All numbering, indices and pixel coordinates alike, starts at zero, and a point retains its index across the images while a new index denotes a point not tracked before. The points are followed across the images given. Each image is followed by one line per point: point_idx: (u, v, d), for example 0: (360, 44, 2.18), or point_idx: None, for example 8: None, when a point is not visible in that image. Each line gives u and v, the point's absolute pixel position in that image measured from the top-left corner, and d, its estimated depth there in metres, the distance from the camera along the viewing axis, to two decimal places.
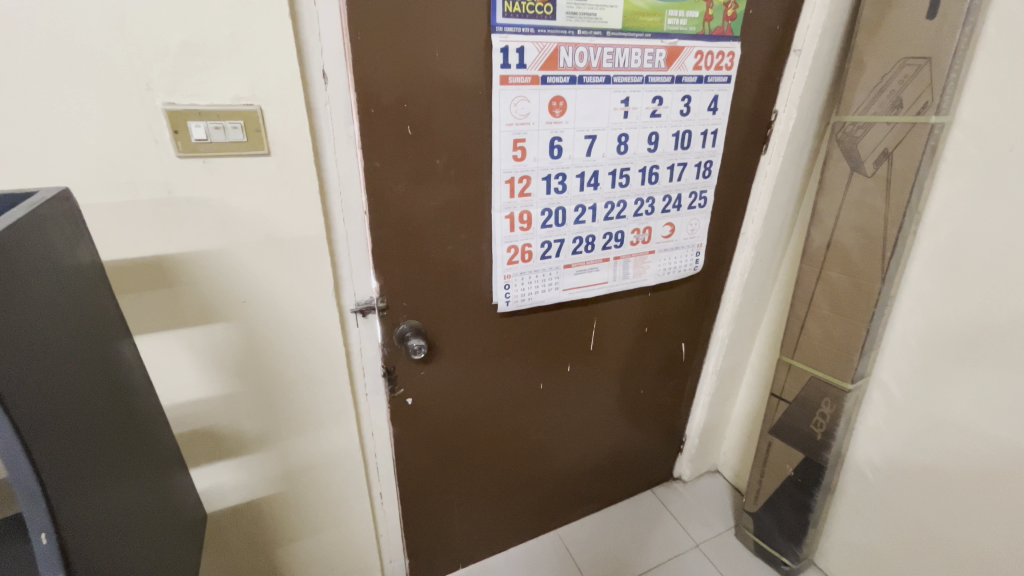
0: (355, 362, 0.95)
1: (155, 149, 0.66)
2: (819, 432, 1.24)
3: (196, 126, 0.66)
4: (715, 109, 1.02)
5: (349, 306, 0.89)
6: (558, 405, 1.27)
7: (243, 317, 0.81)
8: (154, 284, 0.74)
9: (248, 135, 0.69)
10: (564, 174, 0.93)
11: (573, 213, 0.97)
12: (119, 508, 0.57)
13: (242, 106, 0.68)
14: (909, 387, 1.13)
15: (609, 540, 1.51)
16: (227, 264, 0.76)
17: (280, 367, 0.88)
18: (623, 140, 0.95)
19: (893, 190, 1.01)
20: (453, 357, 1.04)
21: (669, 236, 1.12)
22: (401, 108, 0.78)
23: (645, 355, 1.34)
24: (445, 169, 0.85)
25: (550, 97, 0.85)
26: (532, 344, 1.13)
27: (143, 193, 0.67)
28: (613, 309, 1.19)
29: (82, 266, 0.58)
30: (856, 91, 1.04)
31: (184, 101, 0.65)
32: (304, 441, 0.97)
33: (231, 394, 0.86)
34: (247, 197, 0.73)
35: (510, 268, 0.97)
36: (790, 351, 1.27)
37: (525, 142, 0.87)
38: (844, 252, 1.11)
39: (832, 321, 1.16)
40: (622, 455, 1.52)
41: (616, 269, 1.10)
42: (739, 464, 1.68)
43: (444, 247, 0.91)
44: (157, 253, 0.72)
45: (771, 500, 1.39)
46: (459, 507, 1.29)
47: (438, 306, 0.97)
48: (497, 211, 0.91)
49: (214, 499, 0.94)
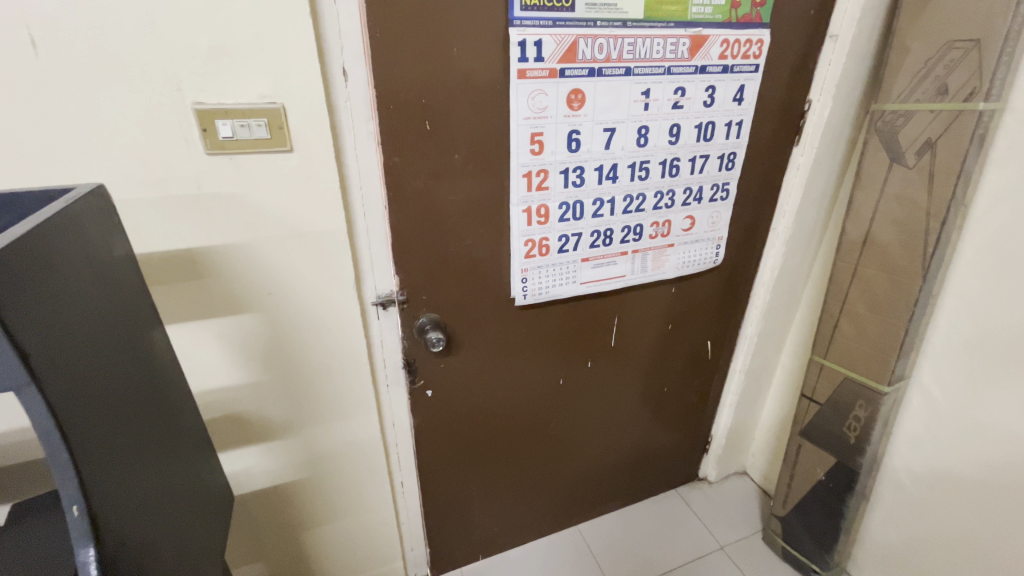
0: (377, 354, 0.98)
1: (186, 147, 0.69)
2: (853, 436, 1.20)
3: (223, 125, 0.69)
4: (741, 99, 0.99)
5: (370, 299, 0.92)
6: (579, 401, 1.26)
7: (268, 309, 0.84)
8: (183, 275, 0.77)
9: (272, 132, 0.72)
10: (583, 167, 0.92)
11: (591, 206, 0.97)
12: (147, 487, 0.60)
13: (267, 105, 0.70)
14: (951, 389, 1.07)
15: (631, 539, 1.50)
16: (252, 257, 0.79)
17: (304, 357, 0.91)
18: (643, 132, 0.94)
19: (936, 183, 0.95)
20: (473, 351, 1.05)
21: (689, 229, 1.10)
22: (420, 104, 0.79)
23: (670, 352, 1.31)
24: (464, 164, 0.86)
25: (568, 90, 0.84)
26: (552, 339, 1.13)
27: (174, 189, 0.71)
28: (635, 305, 1.17)
29: (116, 258, 0.61)
30: (898, 77, 0.98)
31: (212, 100, 0.68)
32: (327, 430, 1.00)
33: (258, 383, 0.90)
34: (272, 193, 0.76)
35: (527, 261, 0.97)
36: (822, 351, 1.22)
37: (543, 136, 0.87)
38: (881, 247, 1.06)
39: (867, 320, 1.11)
40: (646, 453, 1.50)
41: (635, 263, 1.08)
42: (768, 466, 1.63)
43: (463, 241, 0.92)
44: (187, 246, 0.75)
45: (801, 503, 1.35)
46: (479, 498, 1.30)
47: (458, 300, 0.98)
48: (515, 205, 0.91)
49: (241, 483, 0.98)
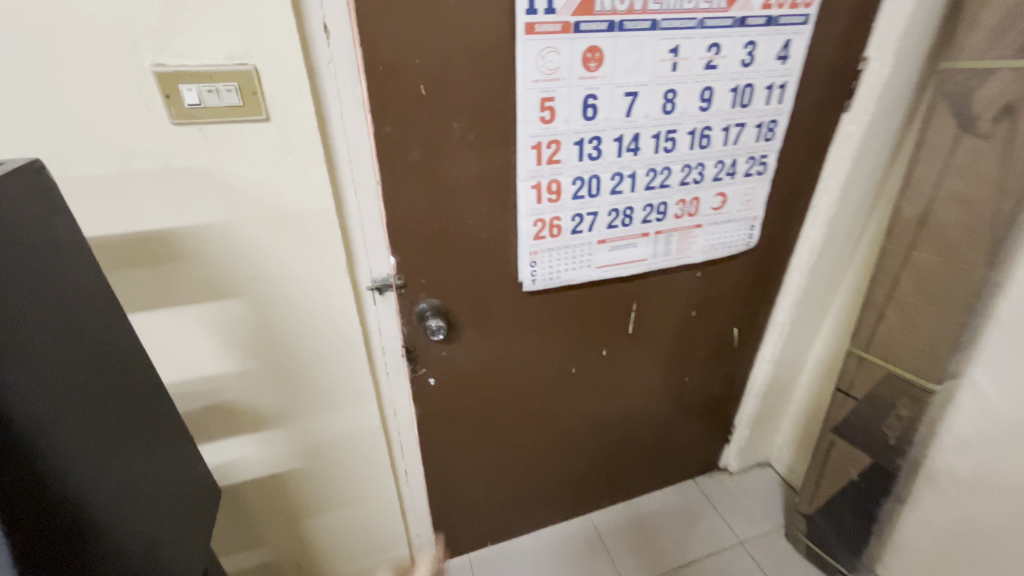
0: (375, 341, 0.92)
1: (149, 116, 0.62)
2: (893, 437, 1.10)
3: (188, 90, 0.61)
4: (786, 57, 0.86)
5: (365, 283, 0.85)
6: (593, 390, 1.19)
7: (252, 294, 0.78)
8: (158, 258, 0.71)
9: (244, 98, 0.64)
10: (600, 137, 0.82)
11: (609, 182, 0.86)
12: (92, 499, 0.52)
13: (236, 67, 0.62)
14: (1010, 391, 0.95)
15: (645, 530, 1.45)
16: (232, 239, 0.73)
17: (295, 345, 0.85)
18: (669, 97, 0.82)
19: (1013, 156, 0.82)
20: (478, 338, 0.98)
21: (720, 207, 0.98)
22: (413, 65, 0.69)
23: (692, 340, 1.22)
24: (464, 134, 0.76)
25: (583, 47, 0.73)
26: (564, 326, 1.04)
27: (140, 164, 0.64)
28: (656, 289, 1.07)
29: (54, 236, 0.53)
30: (976, 29, 0.84)
31: (174, 62, 0.60)
32: (324, 420, 0.95)
33: (248, 371, 0.85)
34: (249, 168, 0.68)
35: (536, 243, 0.89)
36: (863, 343, 1.11)
37: (555, 102, 0.77)
38: (940, 229, 0.94)
39: (918, 310, 1.00)
40: (663, 442, 1.43)
41: (657, 245, 0.98)
42: (795, 459, 1.54)
43: (464, 220, 0.84)
44: (161, 227, 0.69)
45: (829, 503, 1.27)
46: (486, 487, 1.26)
47: (461, 284, 0.90)
48: (523, 180, 0.82)
49: (237, 472, 0.95)
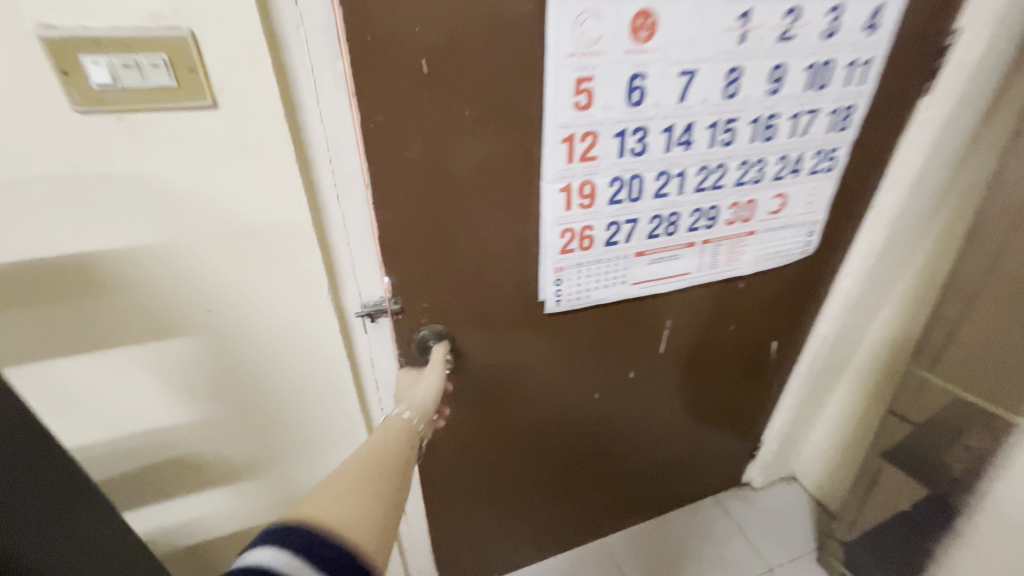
0: (366, 375, 0.75)
1: (45, 102, 0.45)
2: (958, 468, 0.96)
3: (94, 64, 0.44)
4: (874, 27, 0.69)
5: (353, 309, 0.68)
6: (616, 413, 1.06)
7: (208, 327, 0.62)
8: (81, 290, 0.55)
9: (178, 77, 0.46)
10: (647, 128, 0.65)
11: (654, 183, 0.70)
12: None
13: (161, 32, 0.44)
14: None
15: (665, 556, 1.33)
16: (178, 262, 0.57)
17: (267, 384, 0.69)
18: (733, 77, 0.65)
19: None
20: (489, 366, 0.83)
21: (778, 211, 0.82)
22: (412, 31, 0.52)
23: (726, 356, 1.08)
24: (477, 124, 0.59)
25: (633, 11, 0.56)
26: (590, 349, 0.90)
27: (41, 167, 0.48)
28: (695, 305, 0.92)
29: None
30: None
31: (70, 24, 0.43)
32: (308, 465, 0.80)
33: (210, 415, 0.69)
34: (193, 170, 0.52)
35: (562, 257, 0.73)
36: (927, 363, 0.97)
37: (593, 82, 0.59)
38: None
39: (1001, 331, 0.86)
40: (686, 462, 1.31)
41: (703, 257, 0.83)
42: (826, 476, 1.42)
43: (476, 231, 0.67)
44: (81, 252, 0.53)
45: (873, 531, 1.16)
46: (495, 518, 1.13)
47: (470, 307, 0.74)
48: (549, 182, 0.65)
49: (205, 526, 0.80)
